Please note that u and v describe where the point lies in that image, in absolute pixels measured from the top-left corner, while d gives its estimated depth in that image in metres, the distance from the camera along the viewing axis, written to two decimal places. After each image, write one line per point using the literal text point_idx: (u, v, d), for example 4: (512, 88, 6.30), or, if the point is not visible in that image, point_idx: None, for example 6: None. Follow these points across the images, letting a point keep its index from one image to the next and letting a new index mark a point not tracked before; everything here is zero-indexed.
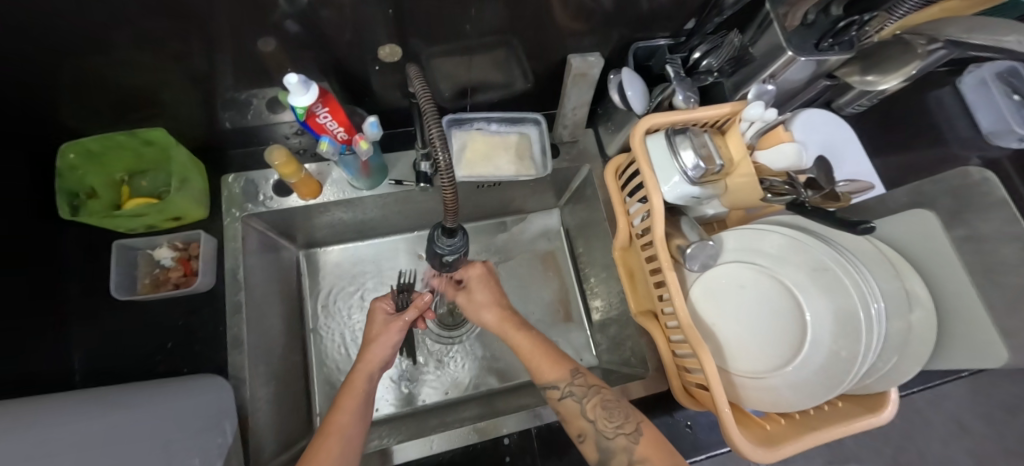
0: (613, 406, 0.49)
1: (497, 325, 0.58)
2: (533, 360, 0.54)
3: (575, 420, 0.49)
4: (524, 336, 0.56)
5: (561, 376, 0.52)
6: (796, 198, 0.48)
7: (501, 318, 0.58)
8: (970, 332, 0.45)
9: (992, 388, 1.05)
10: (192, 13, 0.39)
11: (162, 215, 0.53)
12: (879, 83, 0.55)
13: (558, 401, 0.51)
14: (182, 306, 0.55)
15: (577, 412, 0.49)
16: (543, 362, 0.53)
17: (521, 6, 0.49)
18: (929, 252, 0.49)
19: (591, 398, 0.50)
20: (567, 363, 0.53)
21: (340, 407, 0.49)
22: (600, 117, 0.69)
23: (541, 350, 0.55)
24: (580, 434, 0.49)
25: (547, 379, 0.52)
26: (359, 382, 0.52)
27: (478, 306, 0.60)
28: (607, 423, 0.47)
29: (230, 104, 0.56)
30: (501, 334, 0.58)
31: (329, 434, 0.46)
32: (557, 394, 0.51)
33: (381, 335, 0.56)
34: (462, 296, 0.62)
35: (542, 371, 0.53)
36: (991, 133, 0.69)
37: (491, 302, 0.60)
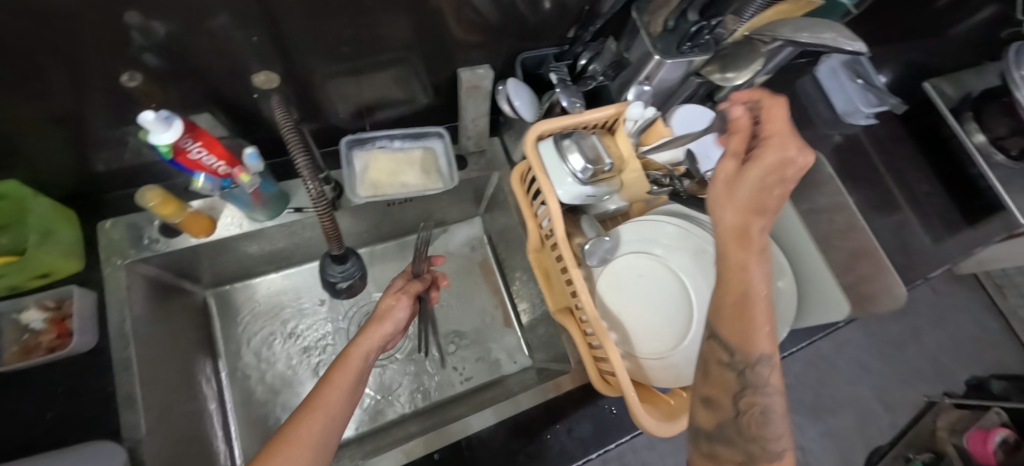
0: (771, 417, 0.38)
1: (733, 237, 0.36)
2: (732, 307, 0.37)
3: (716, 387, 0.39)
4: (742, 287, 0.37)
5: (749, 355, 0.37)
6: (676, 189, 0.57)
7: (744, 233, 0.36)
8: (819, 291, 0.50)
9: (880, 328, 1.24)
10: (20, 52, 0.36)
11: (26, 274, 0.47)
12: (734, 78, 0.59)
13: (719, 364, 0.39)
14: (58, 371, 0.49)
15: (732, 391, 0.38)
16: (743, 318, 0.37)
17: (401, 23, 0.50)
18: (783, 225, 0.54)
19: (751, 397, 0.38)
20: (763, 344, 0.37)
21: (333, 383, 0.45)
22: (503, 126, 0.71)
23: (750, 302, 0.37)
24: (709, 398, 0.40)
25: (740, 343, 0.37)
26: (354, 361, 0.48)
27: (729, 197, 0.36)
28: (755, 427, 0.37)
29: (95, 144, 0.51)
30: (722, 241, 0.37)
31: (315, 411, 0.42)
32: (727, 358, 0.38)
33: (388, 310, 0.53)
34: (734, 165, 0.36)
35: (741, 332, 0.37)
36: (844, 113, 0.84)
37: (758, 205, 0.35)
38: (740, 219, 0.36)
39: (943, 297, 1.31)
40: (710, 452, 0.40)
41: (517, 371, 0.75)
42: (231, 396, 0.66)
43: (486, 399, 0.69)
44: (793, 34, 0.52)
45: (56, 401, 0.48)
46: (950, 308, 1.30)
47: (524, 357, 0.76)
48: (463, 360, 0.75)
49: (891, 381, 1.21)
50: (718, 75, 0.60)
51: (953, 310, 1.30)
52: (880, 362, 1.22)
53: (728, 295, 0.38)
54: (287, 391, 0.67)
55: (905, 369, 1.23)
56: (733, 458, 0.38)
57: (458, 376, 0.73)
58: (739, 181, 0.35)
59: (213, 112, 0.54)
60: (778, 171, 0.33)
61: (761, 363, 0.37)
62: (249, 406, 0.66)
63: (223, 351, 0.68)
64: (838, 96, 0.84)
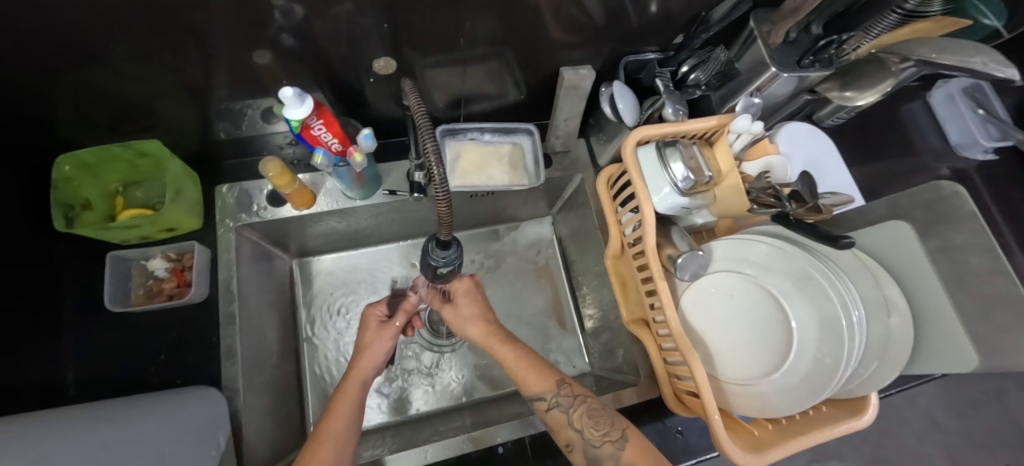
0: (600, 416, 0.49)
1: (482, 339, 0.58)
2: (523, 372, 0.54)
3: (562, 431, 0.49)
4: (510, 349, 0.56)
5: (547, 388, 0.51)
6: (781, 210, 0.49)
7: (490, 329, 0.58)
8: (942, 338, 0.45)
9: (962, 385, 1.12)
10: (191, 25, 0.40)
11: (156, 226, 0.53)
12: (858, 98, 0.56)
13: (545, 412, 0.51)
14: (173, 317, 0.54)
15: (563, 425, 0.49)
16: (529, 374, 0.53)
17: (515, 21, 0.51)
18: (903, 260, 0.49)
19: (576, 412, 0.50)
20: (552, 374, 0.53)
21: (334, 411, 0.49)
22: (591, 128, 0.70)
23: (526, 360, 0.54)
24: (569, 444, 0.50)
25: (532, 390, 0.52)
26: (353, 387, 0.52)
27: (463, 319, 0.60)
28: (592, 430, 0.48)
29: (225, 113, 0.56)
30: (488, 348, 0.57)
31: (323, 441, 0.45)
32: (545, 405, 0.51)
33: (374, 342, 0.56)
34: (449, 309, 0.61)
35: (529, 382, 0.53)
36: (959, 145, 0.77)
37: (478, 316, 0.59)
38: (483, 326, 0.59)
39: None
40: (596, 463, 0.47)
41: (575, 376, 0.74)
42: (306, 361, 0.70)
43: None
44: (930, 54, 0.48)
45: (168, 343, 0.53)
46: None
47: (583, 362, 0.76)
48: None
49: (970, 445, 1.09)
50: (835, 94, 0.57)
51: None
52: (960, 422, 1.10)
53: (508, 363, 0.55)
54: None
55: (987, 434, 1.11)
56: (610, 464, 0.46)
57: None
58: (465, 300, 0.61)
59: (325, 92, 0.57)
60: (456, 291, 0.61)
61: (561, 384, 0.52)
62: (320, 372, 0.69)
63: (303, 317, 0.72)
64: (955, 126, 0.77)
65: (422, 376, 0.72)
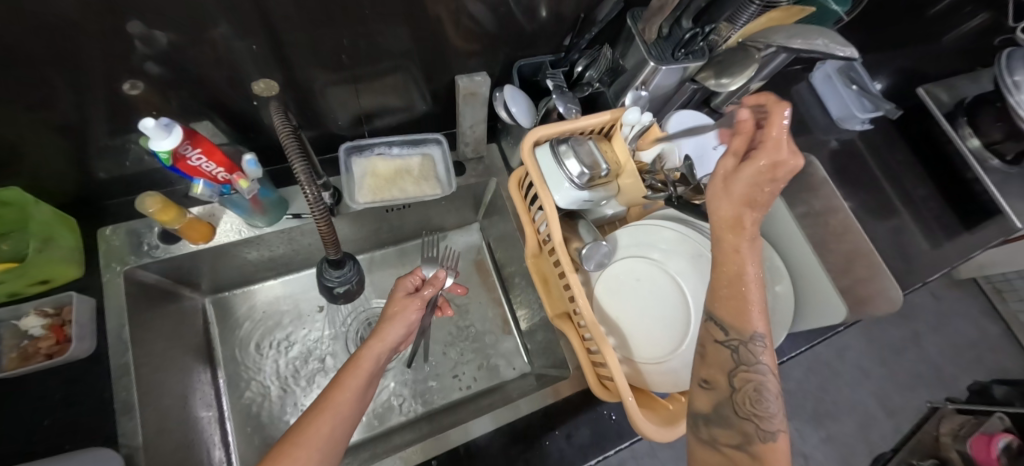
0: (767, 396, 0.37)
1: (727, 227, 0.38)
2: (721, 289, 0.39)
3: (712, 367, 0.39)
4: (737, 268, 0.38)
5: (742, 333, 0.38)
6: (670, 195, 0.54)
7: (739, 223, 0.37)
8: (816, 296, 0.49)
9: (879, 333, 1.23)
10: (26, 60, 0.37)
11: (25, 279, 0.48)
12: (729, 84, 0.61)
13: (714, 343, 0.39)
14: (56, 378, 0.49)
15: (727, 367, 0.38)
16: (731, 301, 0.38)
17: (398, 32, 0.50)
18: (782, 231, 0.53)
19: (745, 374, 0.37)
20: (756, 322, 0.38)
21: (343, 384, 0.45)
22: (501, 132, 0.71)
23: (745, 284, 0.38)
24: (707, 381, 0.40)
25: (731, 320, 0.38)
26: (365, 363, 0.47)
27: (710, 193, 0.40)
28: (749, 402, 0.37)
29: (98, 152, 0.52)
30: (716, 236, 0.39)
31: (323, 412, 0.42)
32: (722, 335, 0.39)
33: (399, 313, 0.52)
34: (732, 161, 0.36)
35: (732, 311, 0.38)
36: (840, 119, 0.84)
37: (750, 202, 0.36)
38: (736, 212, 0.37)
39: (944, 302, 1.30)
40: (707, 438, 0.39)
41: (516, 378, 0.74)
42: (229, 403, 0.66)
43: (486, 404, 0.69)
44: (787, 40, 0.53)
45: (54, 407, 0.48)
46: (950, 313, 1.30)
47: (523, 363, 0.76)
48: (463, 366, 0.74)
49: (893, 387, 1.20)
50: (713, 82, 0.61)
51: (954, 317, 1.29)
52: (882, 367, 1.21)
53: (721, 277, 0.39)
54: (283, 397, 0.67)
55: (906, 374, 1.22)
56: (729, 440, 0.37)
57: (457, 383, 0.73)
58: (734, 179, 0.36)
59: (213, 120, 0.55)
60: (760, 154, 0.34)
61: (756, 339, 0.38)
62: (246, 412, 0.66)
63: (221, 358, 0.68)
64: (833, 102, 0.84)
65: None
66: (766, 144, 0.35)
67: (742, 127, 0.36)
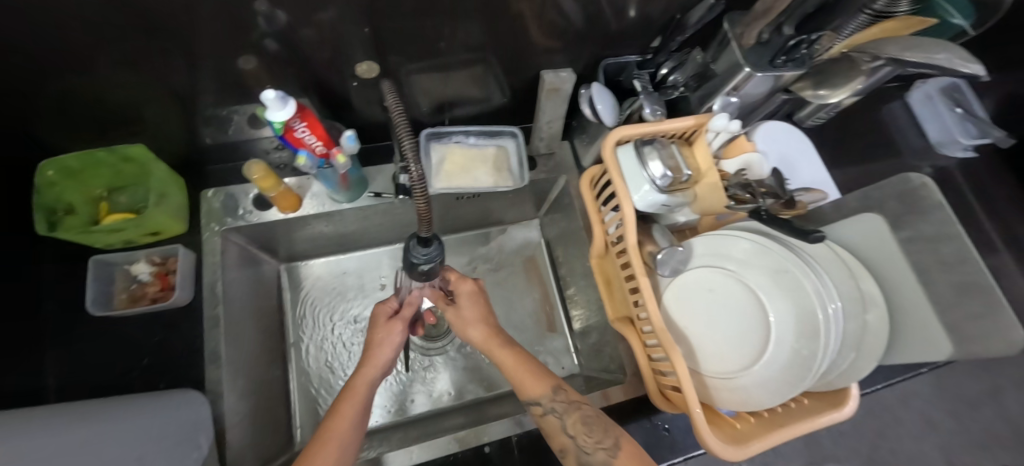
0: (591, 425, 0.47)
1: (484, 341, 0.55)
2: (520, 374, 0.51)
3: (558, 438, 0.48)
4: (506, 352, 0.53)
5: (537, 396, 0.50)
6: (756, 206, 0.51)
7: (493, 333, 0.55)
8: (921, 327, 0.46)
9: (954, 384, 1.12)
10: (174, 30, 0.41)
11: (141, 229, 0.54)
12: (829, 95, 0.59)
13: (541, 417, 0.49)
14: (157, 321, 0.54)
15: (557, 430, 0.48)
16: (525, 377, 0.51)
17: (497, 23, 0.51)
18: (883, 256, 0.50)
19: (570, 418, 0.48)
20: (549, 378, 0.51)
21: (340, 412, 0.46)
22: (575, 130, 0.71)
23: (516, 368, 0.52)
24: (562, 450, 0.48)
25: (529, 394, 0.50)
26: (359, 389, 0.49)
27: (465, 322, 0.57)
28: (586, 437, 0.47)
29: (211, 119, 0.57)
30: (488, 351, 0.55)
31: (325, 443, 0.44)
32: (541, 409, 0.49)
33: (383, 337, 0.53)
34: (450, 311, 0.59)
35: (527, 386, 0.50)
36: (938, 143, 0.77)
37: (479, 319, 0.57)
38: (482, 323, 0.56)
39: None
40: None
41: (564, 377, 0.74)
42: (294, 366, 0.70)
43: None
44: (899, 52, 0.50)
45: (152, 346, 0.53)
46: None
47: (572, 363, 0.76)
48: None
49: (963, 444, 1.09)
50: (810, 92, 0.59)
51: None
52: (952, 422, 1.10)
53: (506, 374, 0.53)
54: (342, 367, 0.70)
55: (980, 432, 1.10)
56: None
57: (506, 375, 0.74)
58: (463, 311, 0.58)
59: (311, 98, 0.58)
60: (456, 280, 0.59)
61: (558, 392, 0.50)
62: (309, 376, 0.69)
63: (290, 322, 0.72)
64: (933, 125, 0.78)
65: (416, 379, 0.72)
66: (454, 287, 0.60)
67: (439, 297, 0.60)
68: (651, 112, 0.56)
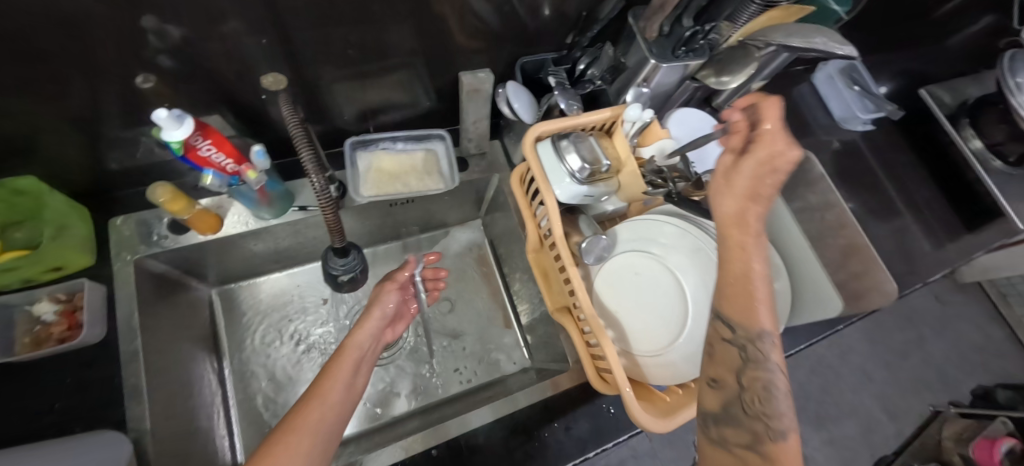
0: (776, 394, 0.36)
1: (728, 221, 0.39)
2: (732, 287, 0.38)
3: (719, 366, 0.39)
4: (745, 266, 0.37)
5: (749, 330, 0.37)
6: (670, 191, 0.56)
7: (742, 220, 0.38)
8: (815, 294, 0.50)
9: (882, 336, 1.23)
10: (45, 53, 0.38)
11: (39, 265, 0.50)
12: (729, 81, 0.65)
13: (721, 341, 0.39)
14: (68, 361, 0.51)
15: (733, 366, 0.38)
16: (738, 300, 0.38)
17: (405, 29, 0.51)
18: (782, 229, 0.53)
19: (753, 372, 0.37)
20: (763, 319, 0.37)
21: (331, 373, 0.47)
22: (504, 129, 0.72)
23: (750, 282, 0.37)
24: (715, 380, 0.40)
25: (745, 319, 0.37)
26: (350, 350, 0.50)
27: (727, 184, 0.38)
28: (758, 405, 0.36)
29: (112, 144, 0.53)
30: (723, 230, 0.40)
31: (312, 398, 0.44)
32: (730, 334, 0.38)
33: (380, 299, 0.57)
34: (727, 157, 0.39)
35: (739, 306, 0.38)
36: (842, 119, 0.84)
37: (749, 188, 0.37)
38: (739, 207, 0.38)
39: (949, 307, 1.30)
40: (718, 438, 0.38)
41: (517, 372, 0.75)
42: (234, 393, 0.67)
43: (485, 397, 0.69)
44: (785, 39, 0.54)
45: (64, 390, 0.50)
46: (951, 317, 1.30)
47: (523, 358, 0.77)
48: (465, 361, 0.75)
49: (895, 390, 1.19)
50: (714, 80, 0.64)
51: (957, 321, 1.28)
52: (885, 371, 1.20)
53: (728, 276, 0.39)
54: (286, 389, 0.68)
55: (908, 377, 1.21)
56: (740, 440, 0.37)
57: (458, 377, 0.74)
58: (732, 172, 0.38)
59: (222, 114, 0.56)
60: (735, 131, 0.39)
61: (764, 337, 0.37)
62: (251, 403, 0.67)
63: (226, 347, 0.69)
64: (835, 102, 0.84)
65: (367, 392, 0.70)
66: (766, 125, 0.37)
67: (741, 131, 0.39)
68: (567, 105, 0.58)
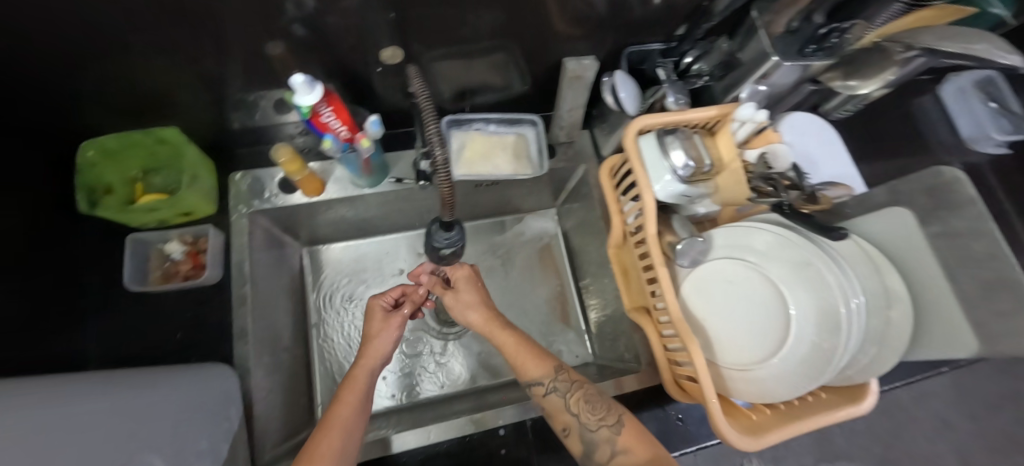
0: (593, 399, 0.48)
1: (483, 325, 0.55)
2: (519, 353, 0.52)
3: (558, 417, 0.49)
4: (511, 332, 0.53)
5: (546, 371, 0.50)
6: (779, 200, 0.52)
7: (490, 316, 0.55)
8: (944, 326, 0.47)
9: (973, 385, 1.10)
10: (207, 17, 0.41)
11: (175, 210, 0.56)
12: (859, 87, 0.60)
13: (541, 397, 0.50)
14: (188, 297, 0.57)
15: (560, 407, 0.49)
16: (526, 358, 0.52)
17: (520, 10, 0.51)
18: (908, 252, 0.51)
19: (573, 395, 0.49)
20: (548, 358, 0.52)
21: (344, 401, 0.47)
22: (595, 120, 0.71)
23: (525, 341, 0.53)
24: (564, 429, 0.49)
25: (530, 375, 0.51)
26: (360, 378, 0.49)
27: (463, 306, 0.56)
28: (589, 415, 0.47)
29: (239, 104, 0.58)
30: (489, 334, 0.54)
31: (330, 428, 0.44)
32: (543, 389, 0.50)
33: (380, 333, 0.53)
34: (448, 297, 0.57)
35: (528, 367, 0.51)
36: (970, 139, 0.74)
37: (479, 301, 0.56)
38: (483, 314, 0.55)
39: None
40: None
41: (578, 366, 0.75)
42: (315, 346, 0.72)
43: None
44: (935, 43, 0.48)
45: (185, 322, 0.55)
46: None
47: (586, 352, 0.77)
48: None
49: (979, 446, 1.07)
50: (840, 83, 0.60)
51: None
52: (970, 424, 1.08)
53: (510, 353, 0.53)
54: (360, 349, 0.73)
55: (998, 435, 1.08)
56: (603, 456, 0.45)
57: None
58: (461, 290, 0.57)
59: (337, 83, 0.59)
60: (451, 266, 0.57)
61: (560, 369, 0.51)
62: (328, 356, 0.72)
63: (313, 303, 0.75)
64: (964, 119, 0.75)
65: (430, 363, 0.74)
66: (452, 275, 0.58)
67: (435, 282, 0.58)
68: (672, 103, 0.56)
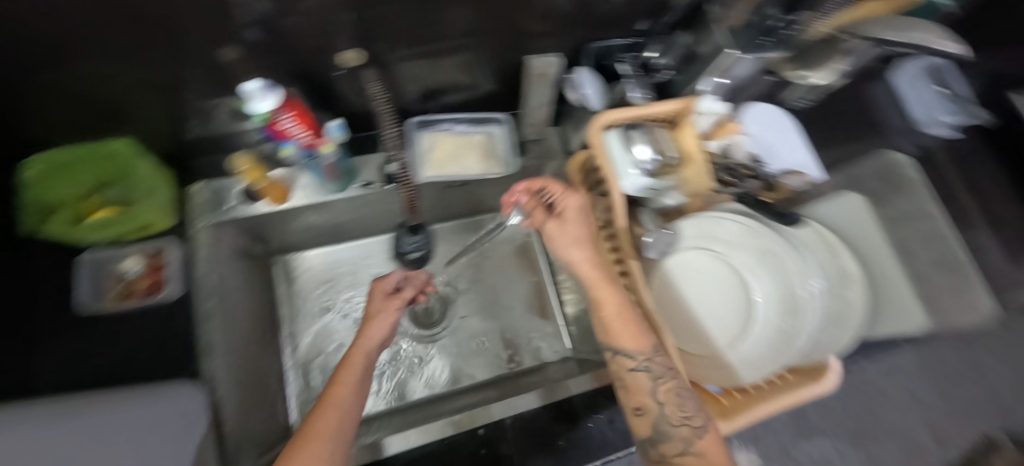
0: (683, 397, 0.45)
1: (588, 268, 0.51)
2: (622, 321, 0.47)
3: (637, 396, 0.46)
4: (618, 296, 0.49)
5: (644, 350, 0.46)
6: (741, 191, 0.57)
7: (596, 261, 0.51)
8: (896, 300, 0.52)
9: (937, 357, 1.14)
10: (153, 23, 0.40)
11: (130, 224, 0.56)
12: (812, 77, 0.61)
13: (628, 371, 0.47)
14: (151, 315, 0.55)
15: (646, 389, 0.46)
16: (624, 331, 0.47)
17: (482, 9, 0.50)
18: (860, 235, 0.55)
19: (663, 387, 0.46)
20: (648, 336, 0.47)
21: (341, 380, 0.46)
22: (564, 116, 0.71)
23: (631, 309, 0.48)
24: (638, 408, 0.47)
25: (622, 343, 0.47)
26: (360, 356, 0.49)
27: (569, 239, 0.52)
28: (675, 409, 0.45)
29: (196, 112, 0.56)
30: (587, 278, 0.51)
31: (328, 407, 0.43)
32: (630, 364, 0.47)
33: (380, 313, 0.53)
34: (553, 225, 0.53)
35: (621, 338, 0.47)
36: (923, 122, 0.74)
37: (581, 241, 0.52)
38: (590, 255, 0.51)
39: None
40: (658, 457, 0.47)
41: (558, 360, 0.76)
42: (290, 357, 0.71)
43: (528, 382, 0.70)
44: (881, 33, 0.50)
45: (148, 341, 0.53)
46: None
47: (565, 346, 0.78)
48: (507, 346, 0.76)
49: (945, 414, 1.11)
50: (794, 74, 0.61)
51: None
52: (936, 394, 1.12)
53: (612, 313, 0.48)
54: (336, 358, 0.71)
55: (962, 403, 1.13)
56: (674, 451, 0.45)
57: (499, 361, 0.75)
58: (566, 225, 0.53)
59: (299, 87, 0.58)
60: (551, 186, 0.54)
61: (655, 352, 0.46)
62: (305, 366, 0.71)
63: (286, 313, 0.73)
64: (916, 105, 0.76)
65: (404, 370, 0.73)
66: (561, 203, 0.55)
67: (537, 207, 0.56)
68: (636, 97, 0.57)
